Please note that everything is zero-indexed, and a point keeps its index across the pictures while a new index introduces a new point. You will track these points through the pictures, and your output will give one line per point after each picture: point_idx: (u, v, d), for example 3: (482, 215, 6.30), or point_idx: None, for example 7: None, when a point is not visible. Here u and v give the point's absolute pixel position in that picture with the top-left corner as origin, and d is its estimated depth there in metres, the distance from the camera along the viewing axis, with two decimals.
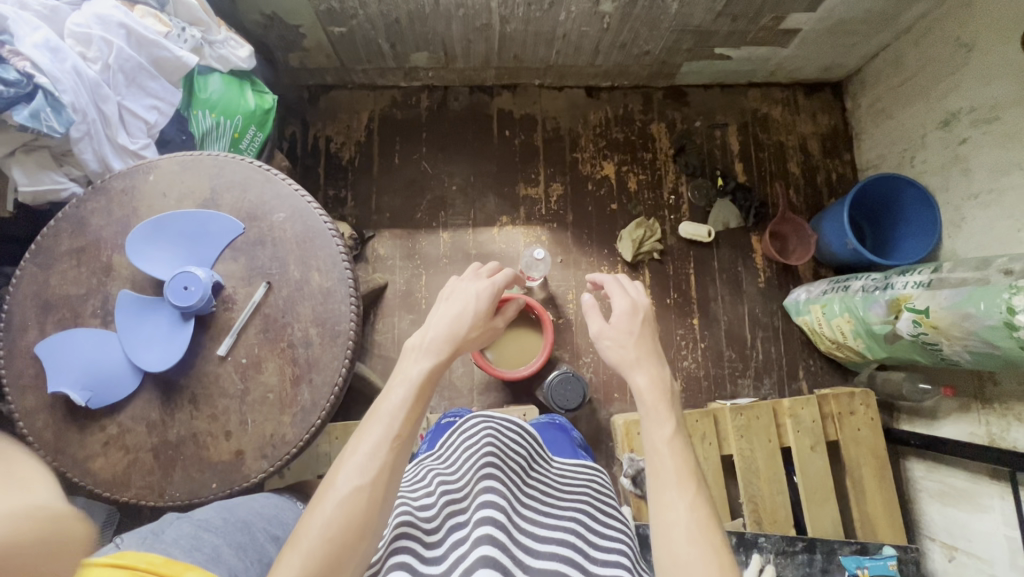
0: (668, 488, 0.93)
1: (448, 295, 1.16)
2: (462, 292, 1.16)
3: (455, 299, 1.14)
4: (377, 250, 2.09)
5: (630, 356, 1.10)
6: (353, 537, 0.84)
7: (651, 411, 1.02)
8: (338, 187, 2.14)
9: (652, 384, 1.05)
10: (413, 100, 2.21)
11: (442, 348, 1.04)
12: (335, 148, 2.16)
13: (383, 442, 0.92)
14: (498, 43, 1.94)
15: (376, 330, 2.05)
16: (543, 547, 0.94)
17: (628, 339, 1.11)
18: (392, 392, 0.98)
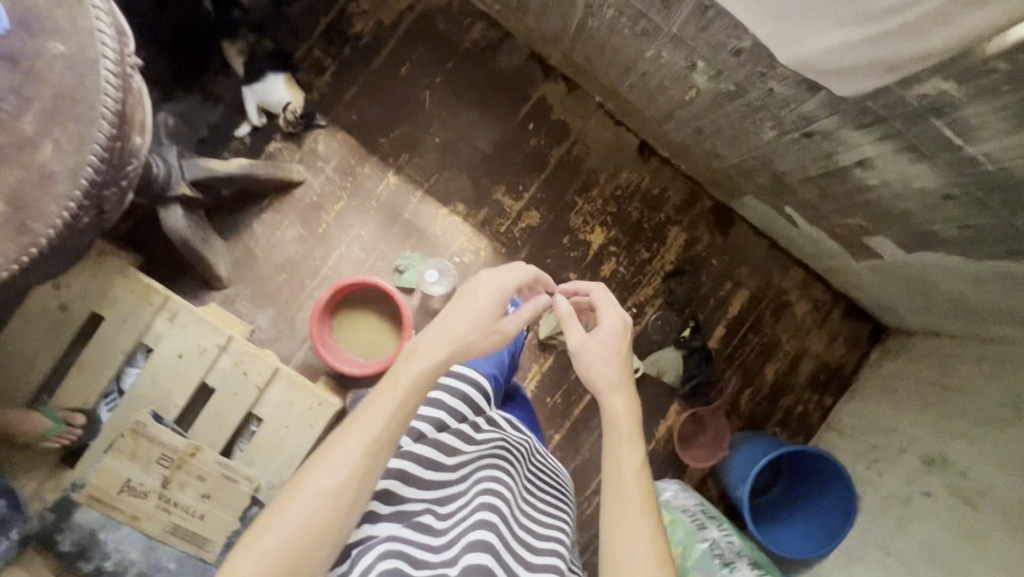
0: (625, 510, 0.96)
1: (468, 304, 0.98)
2: (476, 305, 0.98)
3: (465, 308, 0.98)
4: (318, 142, 1.78)
5: (608, 375, 1.07)
6: (317, 534, 0.82)
7: (619, 433, 1.04)
8: (326, 52, 1.79)
9: (627, 412, 1.05)
10: (467, 21, 1.82)
11: (438, 352, 0.94)
12: (353, 11, 1.80)
13: (378, 425, 0.89)
14: (574, 29, 1.54)
15: (259, 217, 1.77)
16: (454, 532, 0.89)
17: (607, 361, 1.07)
18: (383, 398, 0.91)
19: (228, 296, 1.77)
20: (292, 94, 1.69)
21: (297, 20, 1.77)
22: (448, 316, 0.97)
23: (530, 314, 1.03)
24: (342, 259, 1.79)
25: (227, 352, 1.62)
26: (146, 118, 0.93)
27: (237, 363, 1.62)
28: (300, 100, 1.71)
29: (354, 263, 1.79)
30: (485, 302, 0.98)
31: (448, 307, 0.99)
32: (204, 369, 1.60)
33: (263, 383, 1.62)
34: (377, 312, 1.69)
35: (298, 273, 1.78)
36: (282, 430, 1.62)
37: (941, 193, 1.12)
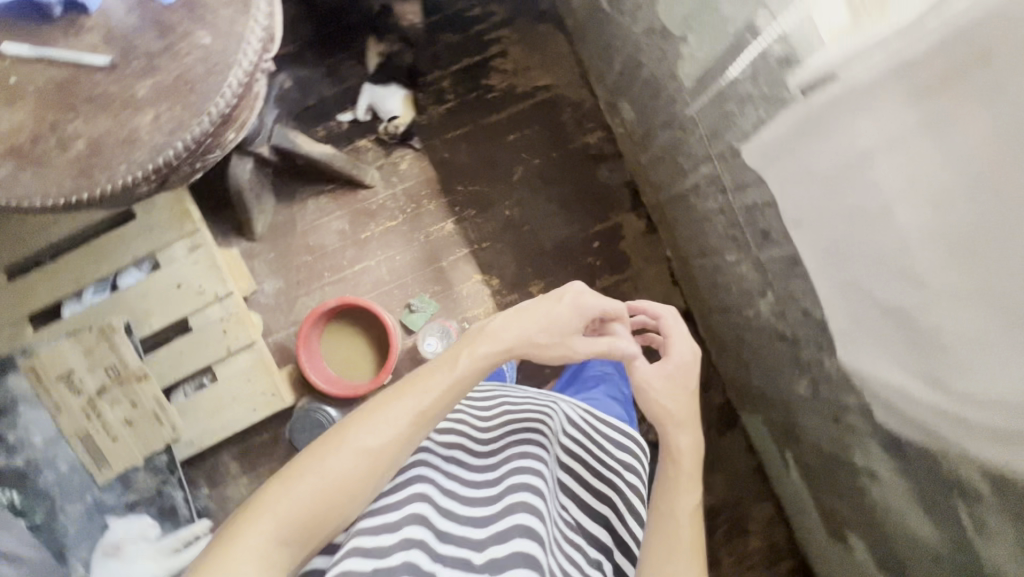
0: (667, 537, 0.91)
1: (545, 310, 0.97)
2: (553, 316, 0.97)
3: (544, 312, 0.97)
4: (403, 160, 1.81)
5: (674, 414, 0.99)
6: (346, 495, 0.80)
7: (679, 461, 0.97)
8: (454, 88, 1.83)
9: (690, 446, 0.98)
10: (589, 124, 1.85)
11: (502, 339, 0.94)
12: (496, 65, 1.84)
13: (434, 392, 0.88)
14: (675, 192, 1.54)
15: (316, 197, 1.80)
16: (502, 505, 0.91)
17: (674, 400, 1.00)
18: (442, 375, 0.89)
19: (252, 250, 1.79)
20: (402, 113, 1.75)
21: (444, 48, 1.82)
22: (521, 318, 0.96)
23: (603, 346, 0.98)
24: (366, 271, 1.79)
25: (221, 304, 1.63)
26: (247, 119, 1.02)
27: (223, 317, 1.63)
28: (408, 118, 1.77)
29: (375, 280, 1.79)
30: (563, 319, 0.97)
31: (522, 308, 0.97)
32: (193, 309, 1.62)
33: (236, 349, 1.63)
34: (366, 337, 1.69)
35: (321, 263, 1.80)
36: (230, 399, 1.63)
37: (931, 555, 1.05)
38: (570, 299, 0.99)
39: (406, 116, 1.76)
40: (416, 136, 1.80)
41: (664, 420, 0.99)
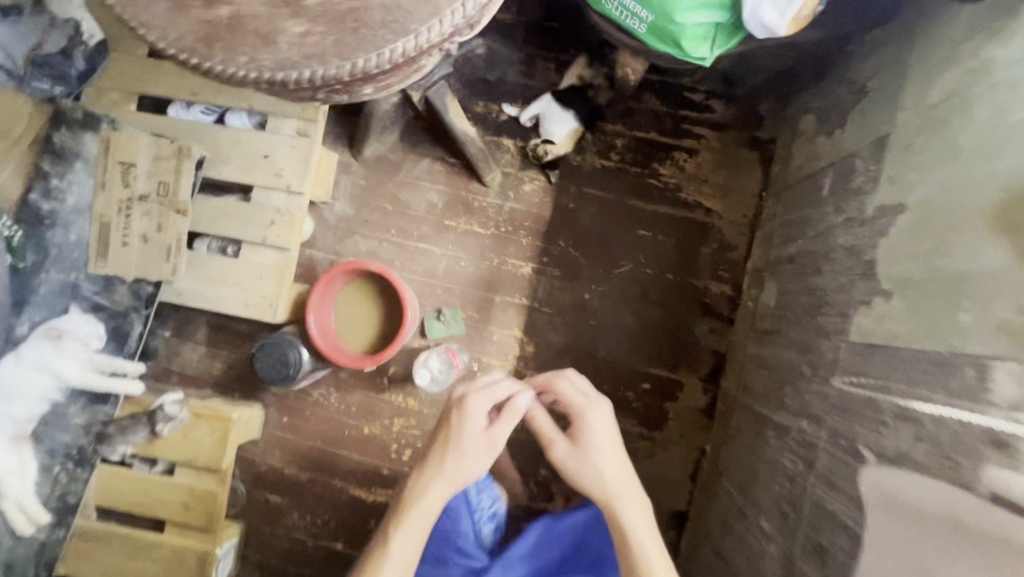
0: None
1: (460, 432, 1.11)
2: (466, 436, 1.10)
3: (460, 437, 1.10)
4: (530, 182, 1.68)
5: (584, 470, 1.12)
6: None
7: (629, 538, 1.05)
8: (623, 152, 1.66)
9: (639, 521, 1.06)
10: (723, 273, 1.62)
11: (433, 495, 1.06)
12: (677, 159, 1.65)
13: (420, 522, 1.05)
14: (756, 410, 1.32)
15: (434, 162, 1.72)
16: None
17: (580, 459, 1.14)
18: (417, 511, 1.05)
19: (351, 167, 1.74)
20: (560, 142, 1.61)
21: (642, 111, 1.66)
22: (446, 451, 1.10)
23: (511, 417, 1.11)
24: (427, 254, 1.71)
25: (287, 196, 1.59)
26: (396, 81, 0.95)
27: (280, 209, 1.58)
28: (563, 150, 1.62)
29: (428, 268, 1.71)
30: (473, 429, 1.11)
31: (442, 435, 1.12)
32: (262, 184, 1.58)
33: (270, 242, 1.57)
34: (381, 313, 1.59)
35: (397, 220, 1.72)
36: (235, 281, 1.58)
37: None
38: (456, 407, 1.13)
39: (562, 147, 1.61)
40: (557, 170, 1.66)
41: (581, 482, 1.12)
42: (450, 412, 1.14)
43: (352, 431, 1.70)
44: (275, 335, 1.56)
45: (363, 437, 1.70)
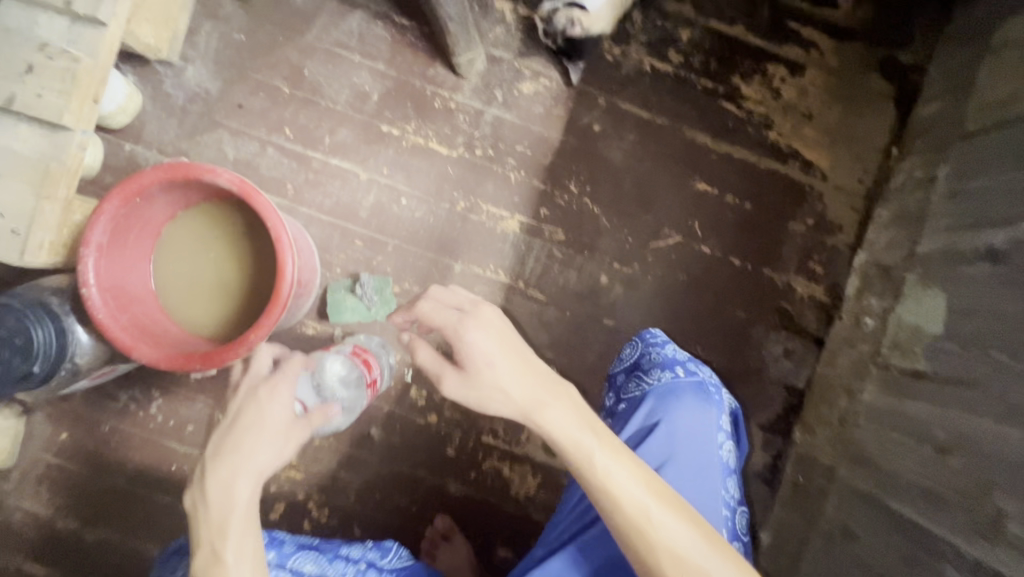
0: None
1: (252, 426, 0.56)
2: (266, 427, 0.56)
3: (257, 430, 0.55)
4: (533, 81, 1.00)
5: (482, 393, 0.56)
6: None
7: (571, 453, 0.54)
8: (689, 51, 1.02)
9: (576, 421, 0.55)
10: (816, 268, 1.04)
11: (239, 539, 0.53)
12: (771, 75, 1.03)
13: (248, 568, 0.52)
14: (897, 510, 0.75)
15: (371, 21, 0.99)
16: None
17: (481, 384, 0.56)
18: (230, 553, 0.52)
19: (221, 7, 0.98)
20: (596, 9, 0.91)
21: None
22: (235, 455, 0.54)
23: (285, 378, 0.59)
24: (345, 180, 1.00)
25: (68, 24, 0.81)
26: None
27: (47, 45, 0.80)
28: (601, 26, 0.94)
29: (345, 204, 1.00)
30: (275, 414, 0.56)
31: (224, 440, 0.55)
32: None
33: (21, 108, 0.79)
34: (244, 270, 0.88)
35: (297, 115, 1.00)
36: None
37: None
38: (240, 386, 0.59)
39: (601, 19, 0.94)
40: (581, 65, 1.00)
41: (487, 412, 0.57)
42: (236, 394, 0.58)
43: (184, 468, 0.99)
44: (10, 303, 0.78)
45: None
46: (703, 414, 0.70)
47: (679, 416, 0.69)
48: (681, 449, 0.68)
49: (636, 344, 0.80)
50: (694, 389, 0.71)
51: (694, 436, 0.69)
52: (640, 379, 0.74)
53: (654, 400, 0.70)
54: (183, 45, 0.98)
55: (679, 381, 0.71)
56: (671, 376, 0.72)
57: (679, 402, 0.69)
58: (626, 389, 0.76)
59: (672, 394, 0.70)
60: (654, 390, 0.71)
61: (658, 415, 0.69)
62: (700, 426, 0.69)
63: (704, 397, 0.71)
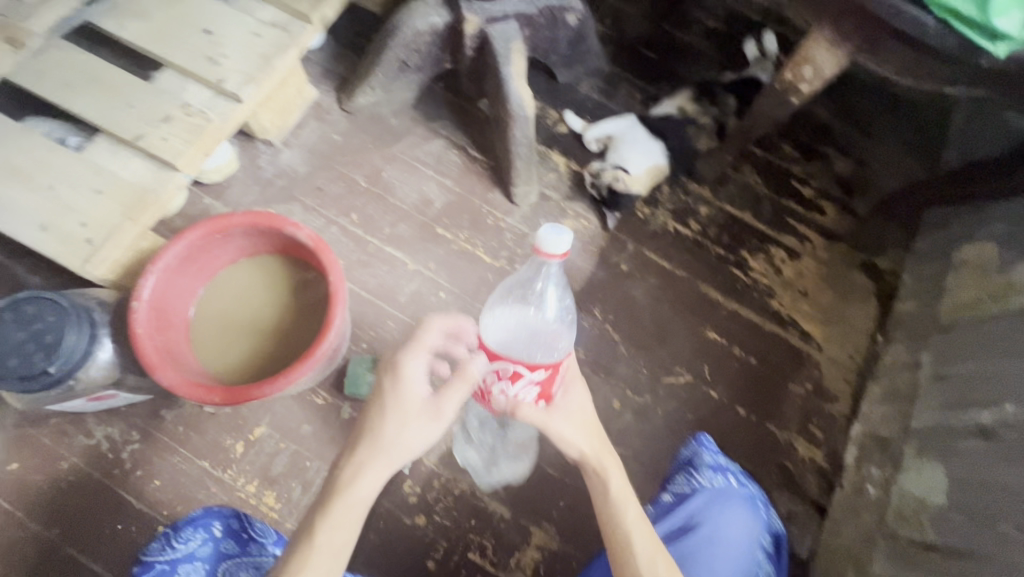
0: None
1: (389, 414, 0.60)
2: (400, 418, 0.60)
3: (397, 417, 0.60)
4: (574, 219, 1.17)
5: (577, 434, 0.64)
6: None
7: (613, 500, 0.63)
8: (707, 225, 1.21)
9: (624, 481, 0.64)
10: (815, 432, 1.08)
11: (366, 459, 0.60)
12: (774, 256, 1.21)
13: (331, 548, 0.56)
14: None
15: (450, 148, 1.19)
16: None
17: (581, 427, 0.65)
18: (324, 533, 0.56)
19: (329, 113, 1.18)
20: (636, 172, 1.13)
21: (737, 184, 1.25)
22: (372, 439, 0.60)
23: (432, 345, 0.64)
24: (393, 266, 1.09)
25: (210, 95, 0.97)
26: None
27: (188, 106, 0.95)
28: (639, 186, 1.14)
29: (387, 286, 1.07)
30: (411, 406, 0.60)
31: (368, 420, 0.61)
32: (181, 64, 0.97)
33: (144, 145, 0.91)
34: (287, 318, 0.90)
35: (366, 205, 1.12)
36: (47, 183, 0.87)
37: None
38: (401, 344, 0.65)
39: (640, 181, 1.14)
40: (616, 215, 1.17)
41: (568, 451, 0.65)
42: (388, 375, 0.62)
43: (131, 528, 0.89)
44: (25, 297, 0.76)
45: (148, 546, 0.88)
46: (746, 525, 0.74)
47: (723, 520, 0.72)
48: (719, 554, 0.70)
49: (692, 445, 0.88)
50: (743, 498, 0.76)
51: (735, 542, 0.71)
52: (692, 477, 0.79)
53: (702, 499, 0.75)
54: (287, 134, 1.15)
55: (729, 487, 0.77)
56: (722, 481, 0.78)
57: (726, 508, 0.74)
58: (675, 483, 0.81)
59: (721, 498, 0.75)
60: (704, 489, 0.76)
61: (706, 515, 0.73)
62: (741, 536, 0.72)
63: (747, 508, 0.75)
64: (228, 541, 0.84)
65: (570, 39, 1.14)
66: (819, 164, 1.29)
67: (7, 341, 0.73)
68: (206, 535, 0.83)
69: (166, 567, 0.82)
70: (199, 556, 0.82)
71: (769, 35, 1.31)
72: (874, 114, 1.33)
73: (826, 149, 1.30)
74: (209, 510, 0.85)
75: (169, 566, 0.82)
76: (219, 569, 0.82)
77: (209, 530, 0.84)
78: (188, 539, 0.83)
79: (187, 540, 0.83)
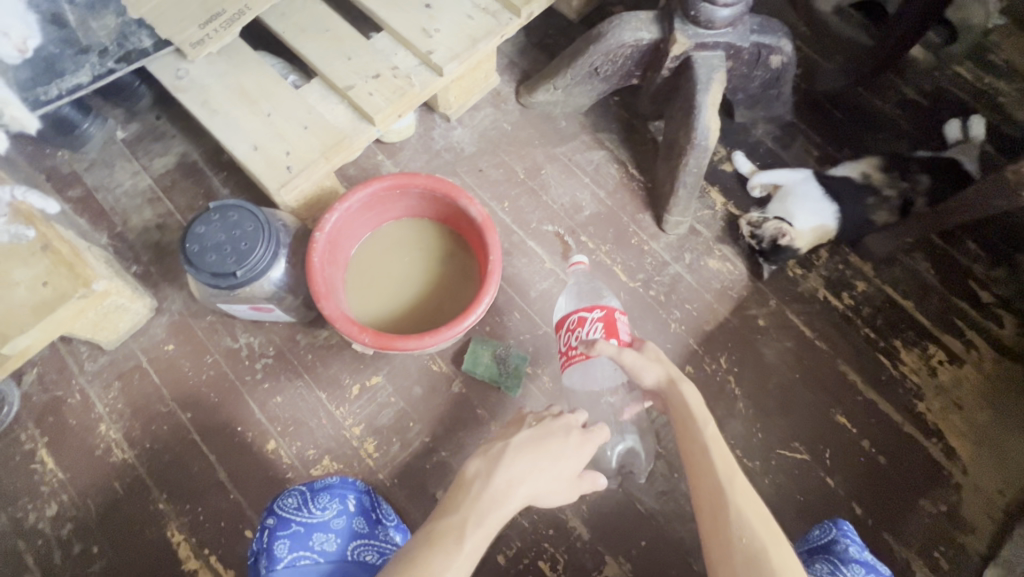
0: (768, 570, 0.53)
1: (554, 452, 0.64)
2: (562, 462, 0.64)
3: (558, 458, 0.64)
4: (719, 260, 1.12)
5: (649, 363, 0.70)
6: None
7: (693, 415, 0.64)
8: (861, 302, 1.12)
9: (699, 402, 0.66)
10: (939, 560, 0.96)
11: (513, 480, 0.60)
12: (932, 355, 1.09)
13: (474, 552, 0.55)
14: None
15: (612, 161, 1.19)
16: None
17: (655, 360, 0.70)
18: (473, 537, 0.56)
19: (505, 103, 1.22)
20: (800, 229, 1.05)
21: (905, 269, 1.15)
22: (531, 462, 0.63)
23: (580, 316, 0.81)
24: (531, 260, 1.10)
25: (416, 63, 1.04)
26: None
27: (396, 69, 1.03)
28: (806, 241, 1.06)
29: (521, 278, 1.09)
30: (568, 460, 0.64)
31: (532, 443, 0.64)
32: (398, 30, 1.05)
33: (352, 95, 0.99)
34: (434, 284, 0.94)
35: (519, 196, 1.15)
36: (266, 110, 0.97)
37: None
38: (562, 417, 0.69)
39: (806, 237, 1.05)
40: (773, 266, 1.10)
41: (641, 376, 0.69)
42: (558, 420, 0.68)
43: (248, 434, 0.96)
44: (230, 202, 0.85)
45: (257, 454, 0.95)
46: None
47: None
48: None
49: (829, 529, 0.81)
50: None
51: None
52: (839, 569, 0.70)
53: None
54: (464, 113, 1.21)
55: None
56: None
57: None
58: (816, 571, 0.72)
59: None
60: None
61: None
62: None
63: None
64: (359, 519, 0.80)
65: (764, 80, 1.10)
66: (1006, 271, 1.15)
67: (211, 240, 0.82)
68: (340, 508, 0.79)
69: (300, 530, 0.74)
70: (332, 527, 0.76)
71: (978, 119, 1.17)
72: None
73: (1018, 256, 1.16)
74: (344, 481, 0.83)
75: (304, 531, 0.74)
76: (350, 546, 0.75)
77: (345, 503, 0.80)
78: (325, 507, 0.78)
79: (324, 508, 0.78)
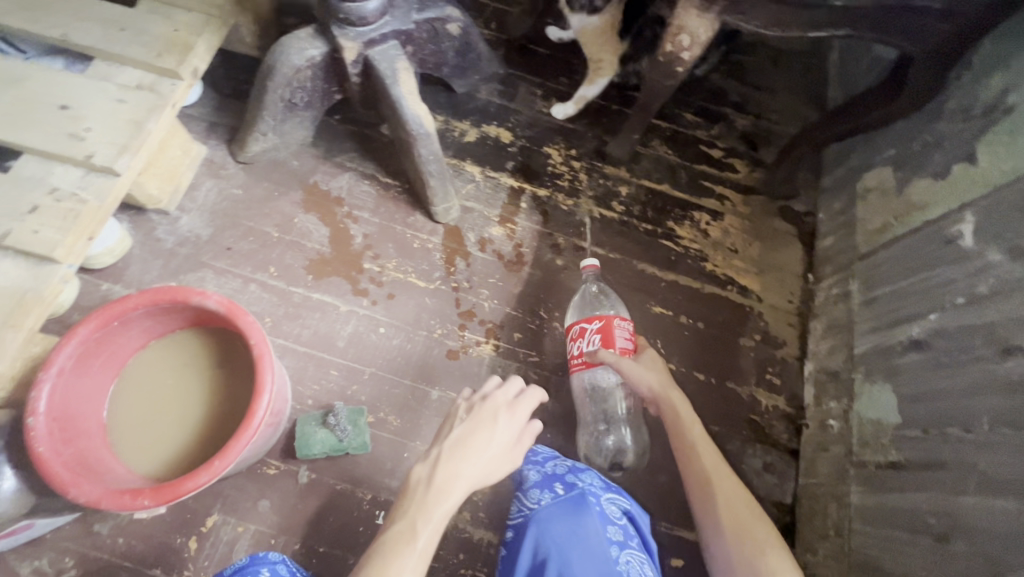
0: (749, 539, 0.70)
1: (488, 434, 0.68)
2: (495, 440, 0.68)
3: (492, 438, 0.68)
4: (501, 225, 1.15)
5: (645, 371, 0.86)
6: None
7: (683, 420, 0.81)
8: (630, 204, 1.22)
9: (686, 407, 0.83)
10: (773, 380, 1.11)
11: (456, 474, 0.64)
12: (700, 220, 1.23)
13: (425, 551, 0.59)
14: None
15: (361, 178, 1.14)
16: None
17: (650, 369, 0.86)
18: (424, 533, 0.60)
19: (224, 168, 1.11)
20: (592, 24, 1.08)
21: (650, 159, 1.28)
22: (465, 456, 0.65)
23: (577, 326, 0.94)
24: (324, 312, 1.03)
25: (81, 174, 0.88)
26: None
27: (56, 190, 0.87)
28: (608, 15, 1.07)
29: (323, 334, 1.02)
30: (501, 437, 0.68)
31: (464, 435, 0.67)
32: (37, 147, 0.88)
33: (12, 242, 0.82)
34: (218, 396, 0.83)
35: (281, 255, 1.07)
36: None
37: None
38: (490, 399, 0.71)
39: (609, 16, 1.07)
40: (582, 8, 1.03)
41: (638, 382, 0.85)
42: (488, 405, 0.71)
43: None
44: None
45: None
46: (583, 527, 0.68)
47: (563, 538, 0.66)
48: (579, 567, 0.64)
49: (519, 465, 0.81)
50: (567, 502, 0.70)
51: (582, 548, 0.66)
52: (522, 503, 0.74)
53: (534, 529, 0.68)
54: (181, 198, 1.08)
55: (553, 501, 0.71)
56: (548, 498, 0.71)
57: (560, 521, 0.68)
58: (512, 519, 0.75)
59: (548, 515, 0.69)
60: (532, 514, 0.70)
61: (548, 543, 0.66)
62: (585, 538, 0.67)
63: (576, 505, 0.70)
64: None
65: (457, 49, 1.12)
66: (722, 126, 1.33)
67: None
68: None
69: None
70: None
71: None
72: (761, 71, 1.40)
73: (724, 110, 1.35)
74: (254, 558, 0.71)
75: None
76: None
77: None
78: None
79: None
